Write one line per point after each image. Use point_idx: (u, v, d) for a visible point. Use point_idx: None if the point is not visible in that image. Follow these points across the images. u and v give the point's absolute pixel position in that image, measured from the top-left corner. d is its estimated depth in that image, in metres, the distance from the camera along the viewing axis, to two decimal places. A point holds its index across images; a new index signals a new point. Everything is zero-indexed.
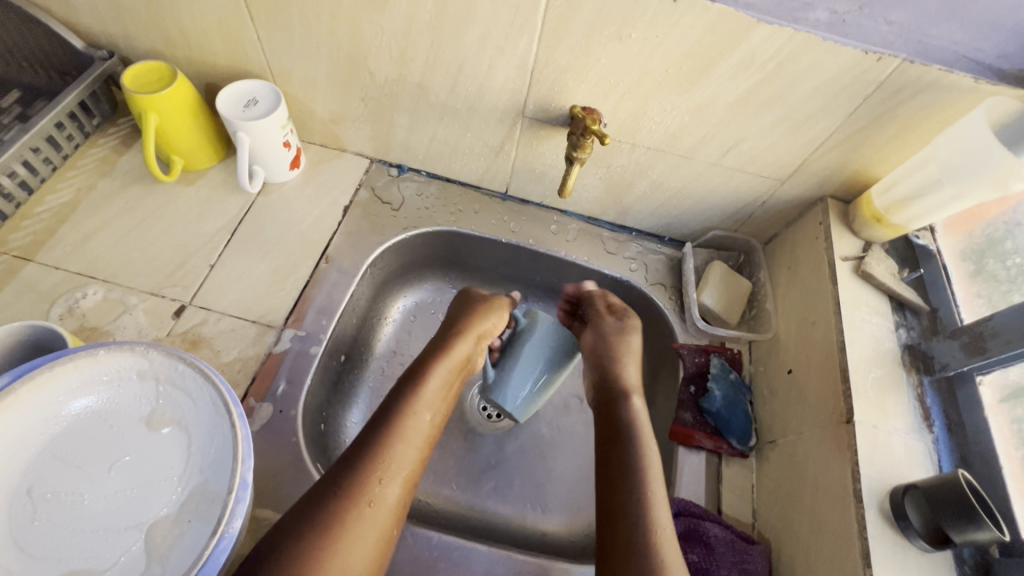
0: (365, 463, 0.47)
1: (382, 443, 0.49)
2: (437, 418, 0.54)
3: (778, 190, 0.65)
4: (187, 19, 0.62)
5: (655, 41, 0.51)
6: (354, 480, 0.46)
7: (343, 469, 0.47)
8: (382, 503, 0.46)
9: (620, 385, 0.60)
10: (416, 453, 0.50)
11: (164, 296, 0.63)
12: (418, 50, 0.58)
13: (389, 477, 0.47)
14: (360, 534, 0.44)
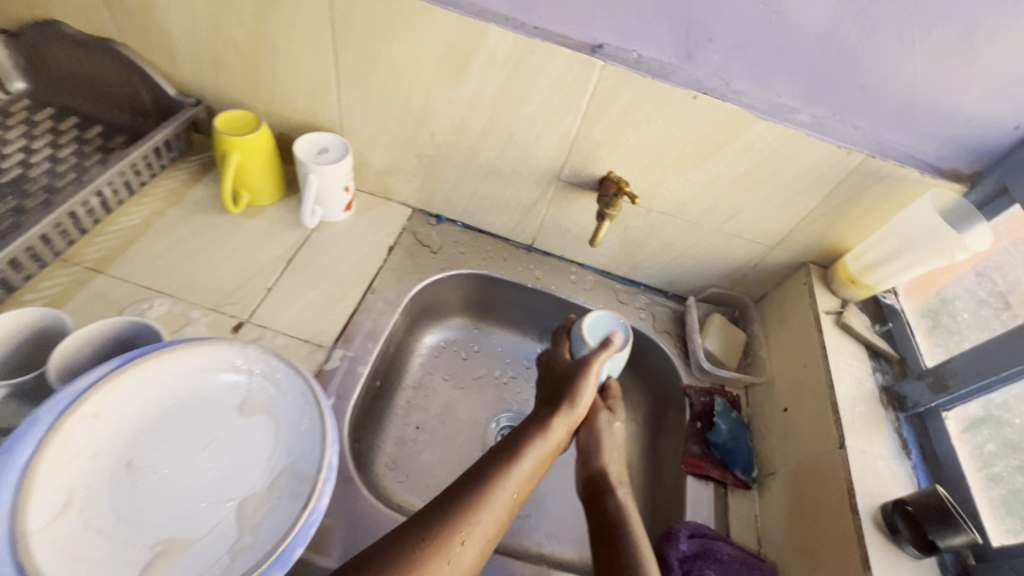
0: (456, 510, 0.48)
1: (477, 500, 0.49)
2: (524, 491, 0.53)
3: (768, 255, 0.77)
4: (279, 79, 0.73)
5: (677, 127, 0.64)
6: (437, 527, 0.46)
7: (435, 520, 0.47)
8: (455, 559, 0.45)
9: (601, 477, 0.62)
10: (498, 519, 0.49)
11: (224, 312, 0.68)
12: (478, 120, 0.70)
13: (476, 530, 0.47)
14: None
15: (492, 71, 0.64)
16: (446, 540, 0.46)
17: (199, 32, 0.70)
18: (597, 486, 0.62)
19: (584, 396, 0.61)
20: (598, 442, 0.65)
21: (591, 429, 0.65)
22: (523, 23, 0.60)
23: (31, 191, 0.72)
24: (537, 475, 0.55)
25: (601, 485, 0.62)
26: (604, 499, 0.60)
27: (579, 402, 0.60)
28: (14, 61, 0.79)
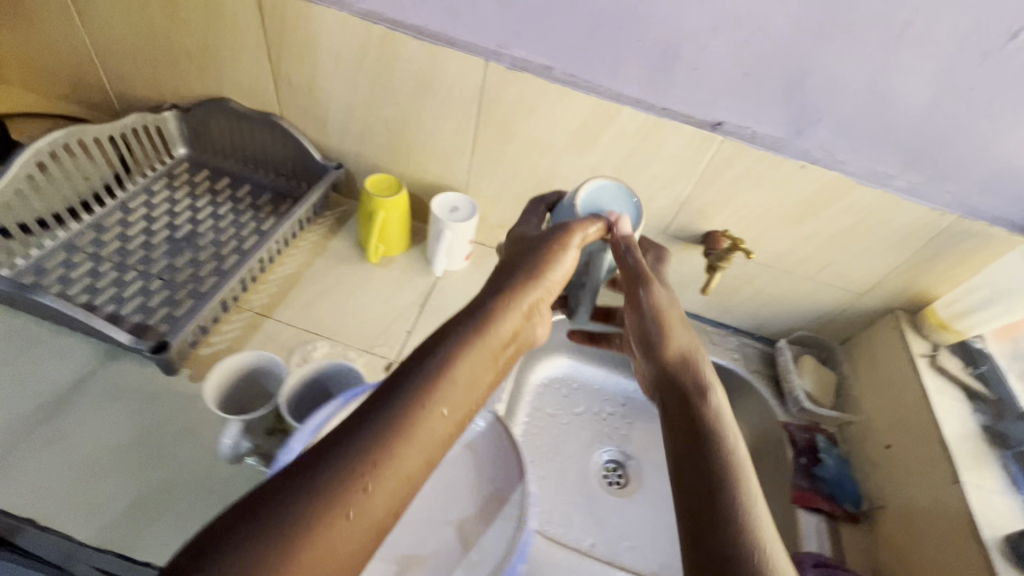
0: (376, 445, 0.33)
1: (387, 421, 0.34)
2: (461, 416, 0.37)
3: (857, 301, 0.83)
4: (419, 146, 0.83)
5: (785, 190, 0.72)
6: (350, 457, 0.32)
7: (352, 432, 0.33)
8: (357, 498, 0.31)
9: (681, 367, 0.51)
10: (427, 453, 0.35)
11: (376, 353, 0.76)
12: (597, 183, 0.79)
13: (386, 461, 0.32)
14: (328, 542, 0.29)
15: (619, 143, 0.73)
16: (369, 470, 0.32)
17: (354, 107, 0.81)
18: (683, 387, 0.49)
19: (558, 270, 0.50)
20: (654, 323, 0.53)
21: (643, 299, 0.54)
22: (653, 104, 0.69)
23: (203, 245, 0.81)
24: (484, 386, 0.40)
25: (682, 381, 0.50)
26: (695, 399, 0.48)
27: (546, 275, 0.49)
28: (181, 130, 0.91)
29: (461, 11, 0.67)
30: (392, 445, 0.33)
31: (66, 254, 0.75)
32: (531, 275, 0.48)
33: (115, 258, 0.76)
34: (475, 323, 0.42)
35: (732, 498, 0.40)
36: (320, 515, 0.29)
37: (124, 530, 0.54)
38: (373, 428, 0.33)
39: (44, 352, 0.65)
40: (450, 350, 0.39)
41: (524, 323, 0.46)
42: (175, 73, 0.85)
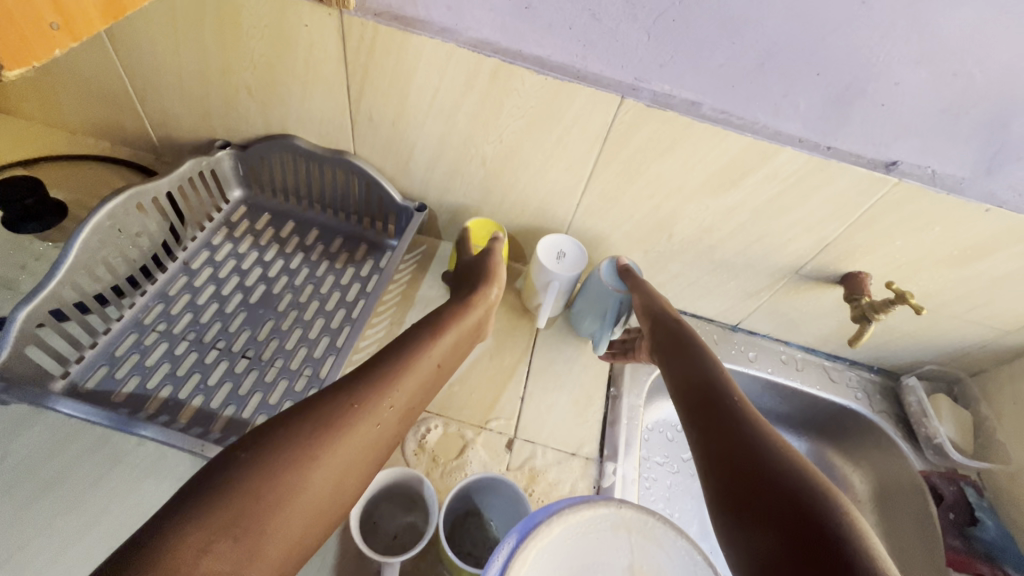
0: (352, 403, 0.46)
1: (373, 375, 0.49)
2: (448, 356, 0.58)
3: (1004, 337, 0.76)
4: (520, 186, 0.73)
5: (956, 232, 0.63)
6: (334, 412, 0.45)
7: (355, 382, 0.48)
8: (378, 415, 0.47)
9: (674, 319, 0.65)
10: (423, 380, 0.53)
11: (493, 429, 0.68)
12: (729, 224, 0.70)
13: (373, 423, 0.46)
14: (323, 472, 0.42)
15: (766, 184, 0.64)
16: (349, 423, 0.45)
17: (446, 144, 0.70)
18: (668, 330, 0.64)
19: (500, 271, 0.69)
20: (650, 297, 0.68)
21: (637, 285, 0.70)
22: (817, 144, 0.59)
23: (282, 309, 0.73)
24: (459, 346, 0.61)
25: (673, 325, 0.64)
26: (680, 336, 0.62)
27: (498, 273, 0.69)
28: (236, 170, 0.80)
29: (596, 39, 0.56)
30: (369, 403, 0.47)
31: (136, 335, 0.66)
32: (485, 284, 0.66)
33: (191, 335, 0.67)
34: (453, 309, 0.62)
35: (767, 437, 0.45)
36: (305, 452, 0.41)
37: None
38: (353, 394, 0.47)
39: (138, 464, 0.57)
40: (422, 344, 0.55)
41: (479, 318, 0.64)
42: (231, 109, 0.73)
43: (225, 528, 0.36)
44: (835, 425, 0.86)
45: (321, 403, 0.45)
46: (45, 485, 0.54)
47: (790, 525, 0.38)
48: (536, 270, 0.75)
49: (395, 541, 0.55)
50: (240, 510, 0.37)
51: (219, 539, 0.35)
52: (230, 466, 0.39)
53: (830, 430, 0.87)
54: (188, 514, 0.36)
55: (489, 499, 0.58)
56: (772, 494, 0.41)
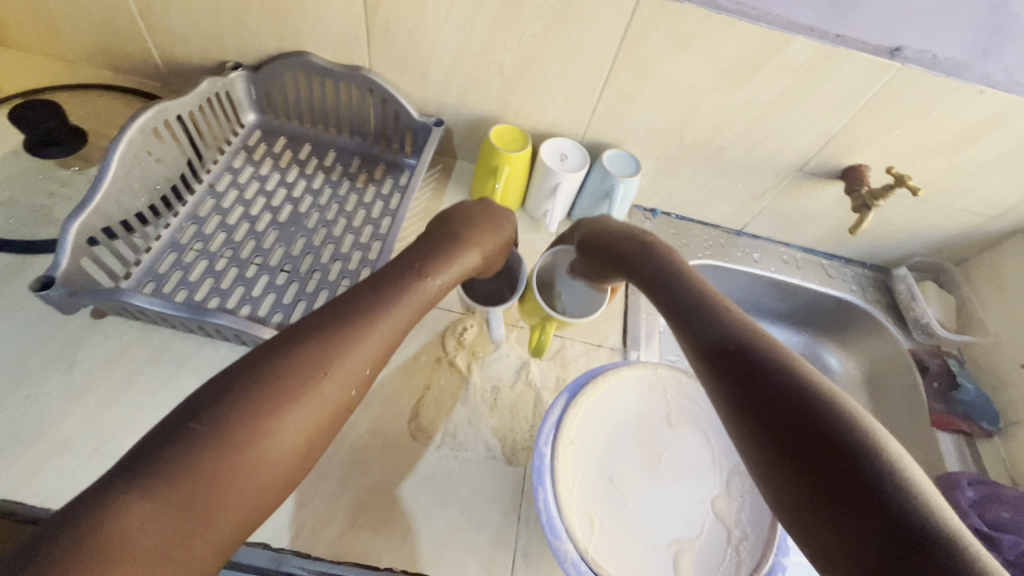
0: (336, 339, 0.42)
1: (363, 304, 0.45)
2: (448, 278, 0.53)
3: (986, 224, 0.82)
4: (537, 94, 0.74)
5: (951, 117, 0.68)
6: (312, 353, 0.41)
7: (342, 316, 0.44)
8: (359, 350, 0.43)
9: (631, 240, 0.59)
10: (412, 312, 0.48)
11: (524, 327, 0.73)
12: (738, 123, 0.73)
13: (358, 365, 0.42)
14: (289, 421, 0.38)
15: (776, 78, 0.67)
16: (287, 398, 0.38)
17: (464, 54, 0.71)
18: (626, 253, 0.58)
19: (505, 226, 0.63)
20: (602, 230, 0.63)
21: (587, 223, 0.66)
22: (826, 32, 0.61)
23: (312, 226, 0.75)
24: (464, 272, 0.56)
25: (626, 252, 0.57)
26: (636, 259, 0.56)
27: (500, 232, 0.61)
28: (248, 93, 0.79)
29: None
30: (342, 345, 0.42)
31: (176, 253, 0.68)
32: (493, 226, 0.61)
33: (228, 252, 0.70)
34: (457, 237, 0.57)
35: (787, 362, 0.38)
36: (262, 417, 0.37)
37: (358, 536, 0.54)
38: (332, 330, 0.42)
39: (200, 367, 0.61)
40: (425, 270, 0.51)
41: (483, 264, 0.60)
42: (242, 25, 0.72)
43: (137, 560, 0.30)
44: (830, 318, 0.93)
45: (294, 340, 0.41)
46: (118, 387, 0.58)
47: (837, 483, 0.31)
48: (541, 175, 0.77)
49: (489, 297, 0.67)
50: (153, 529, 0.32)
51: (164, 504, 0.32)
52: (126, 479, 0.32)
53: (825, 323, 0.94)
54: (143, 474, 0.33)
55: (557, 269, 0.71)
56: (797, 436, 0.33)
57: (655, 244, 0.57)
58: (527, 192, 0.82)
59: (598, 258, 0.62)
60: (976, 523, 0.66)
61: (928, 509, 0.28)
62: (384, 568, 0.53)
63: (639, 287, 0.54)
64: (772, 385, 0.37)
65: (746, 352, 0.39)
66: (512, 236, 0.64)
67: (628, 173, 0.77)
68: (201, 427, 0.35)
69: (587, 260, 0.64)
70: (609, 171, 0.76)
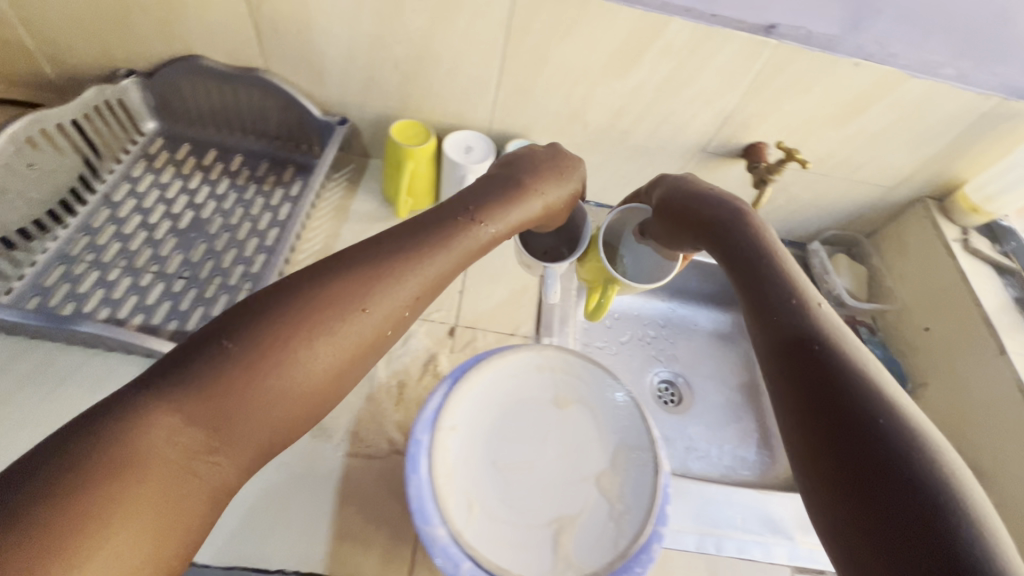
0: (380, 279, 0.37)
1: (408, 241, 0.40)
2: (504, 226, 0.46)
3: (888, 194, 0.85)
4: (436, 88, 0.75)
5: (834, 91, 0.70)
6: (348, 287, 0.36)
7: (384, 246, 0.39)
8: (407, 287, 0.38)
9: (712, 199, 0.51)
10: (468, 255, 0.43)
11: (435, 320, 0.73)
12: (636, 106, 0.74)
13: (400, 306, 0.38)
14: (322, 353, 0.34)
15: (662, 60, 0.68)
16: (315, 331, 0.34)
17: (357, 50, 0.71)
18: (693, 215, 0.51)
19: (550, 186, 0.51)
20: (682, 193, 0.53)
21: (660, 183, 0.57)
22: (701, 13, 0.62)
23: (214, 231, 0.73)
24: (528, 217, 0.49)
25: (698, 207, 0.51)
26: (714, 225, 0.48)
27: (540, 186, 0.50)
28: (146, 100, 0.78)
29: None
30: (388, 282, 0.37)
31: (64, 266, 0.66)
32: (556, 169, 0.53)
33: (122, 262, 0.68)
34: (521, 176, 0.50)
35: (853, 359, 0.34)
36: (288, 351, 0.33)
37: (249, 541, 0.53)
38: (377, 263, 0.38)
39: (87, 379, 0.59)
40: (466, 214, 0.44)
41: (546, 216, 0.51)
42: (127, 30, 0.71)
43: (151, 476, 0.29)
44: None
45: (333, 267, 0.37)
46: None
47: (877, 480, 0.27)
48: (448, 168, 0.77)
49: (545, 255, 0.60)
50: (180, 442, 0.30)
51: (193, 427, 0.31)
52: (152, 386, 0.31)
53: None
54: (166, 391, 0.31)
55: (625, 224, 0.61)
56: (847, 435, 0.30)
57: (746, 212, 0.49)
58: (439, 187, 0.82)
59: (667, 215, 0.53)
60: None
61: (981, 534, 0.24)
62: (275, 571, 0.51)
63: (723, 264, 0.47)
64: (822, 372, 0.33)
65: (832, 353, 0.34)
66: (579, 188, 0.55)
67: None
68: (226, 352, 0.32)
69: (664, 221, 0.54)
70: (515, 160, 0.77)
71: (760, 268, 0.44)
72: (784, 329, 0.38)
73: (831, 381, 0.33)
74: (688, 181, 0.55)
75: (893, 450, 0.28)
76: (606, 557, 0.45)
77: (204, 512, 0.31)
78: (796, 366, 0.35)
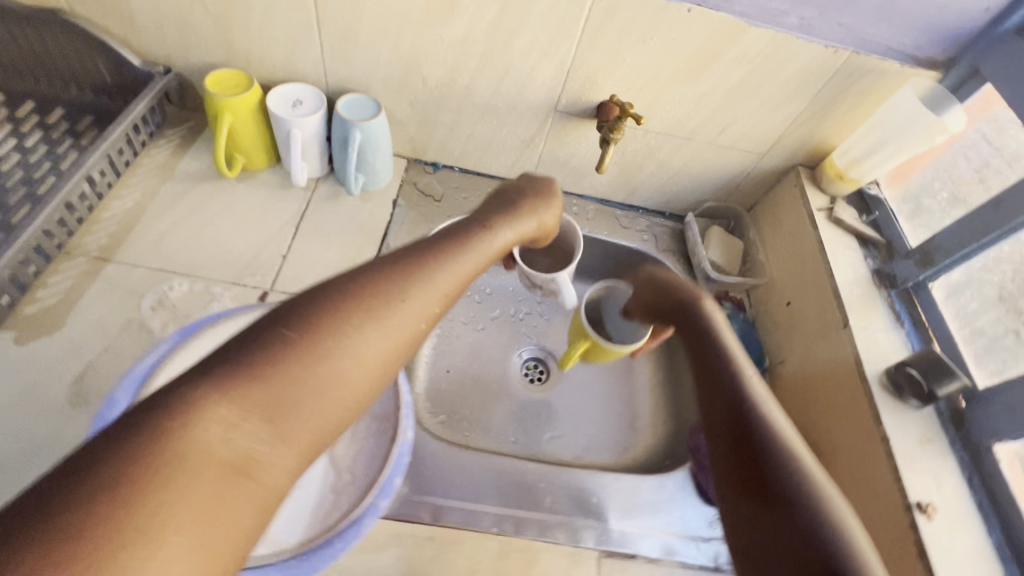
0: (388, 288, 0.38)
1: (388, 263, 0.40)
2: (502, 243, 0.50)
3: (759, 162, 0.80)
4: (255, 36, 0.69)
5: (673, 41, 0.64)
6: (374, 291, 0.37)
7: (383, 263, 0.40)
8: (430, 296, 0.40)
9: (689, 291, 0.61)
10: (452, 283, 0.42)
11: (246, 284, 0.67)
12: (470, 57, 0.69)
13: (415, 320, 0.38)
14: (361, 343, 0.35)
15: (483, 3, 0.63)
16: (351, 323, 0.35)
17: None
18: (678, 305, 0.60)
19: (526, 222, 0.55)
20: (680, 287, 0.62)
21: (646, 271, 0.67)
22: None
23: (8, 185, 0.68)
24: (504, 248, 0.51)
25: (679, 296, 0.61)
26: (691, 310, 0.58)
27: (523, 221, 0.54)
28: None
29: None
30: (405, 288, 0.38)
31: None
32: (538, 199, 0.58)
33: None
34: (485, 218, 0.52)
35: (794, 462, 0.42)
36: (302, 356, 0.33)
37: None
38: (376, 275, 0.38)
39: None
40: (451, 245, 0.44)
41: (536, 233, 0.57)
42: None
43: (204, 472, 0.28)
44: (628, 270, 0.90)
45: (357, 272, 0.38)
46: None
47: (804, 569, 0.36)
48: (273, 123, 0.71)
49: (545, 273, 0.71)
50: (234, 438, 0.30)
51: (248, 418, 0.31)
52: (211, 372, 0.31)
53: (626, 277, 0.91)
54: (188, 388, 0.30)
55: (605, 301, 0.73)
56: (775, 508, 0.40)
57: (711, 305, 0.58)
58: (275, 145, 0.76)
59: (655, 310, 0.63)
60: (701, 481, 0.64)
61: None
62: None
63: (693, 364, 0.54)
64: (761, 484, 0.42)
65: (773, 443, 0.43)
66: (559, 213, 0.61)
67: (367, 117, 0.72)
68: (247, 353, 0.32)
69: (642, 303, 0.65)
70: (345, 116, 0.71)
71: (721, 360, 0.52)
72: (719, 416, 0.47)
73: (780, 491, 0.41)
74: (545, 206, 0.58)
75: (811, 544, 0.37)
76: (318, 525, 0.48)
77: (252, 521, 0.30)
78: (740, 459, 0.44)
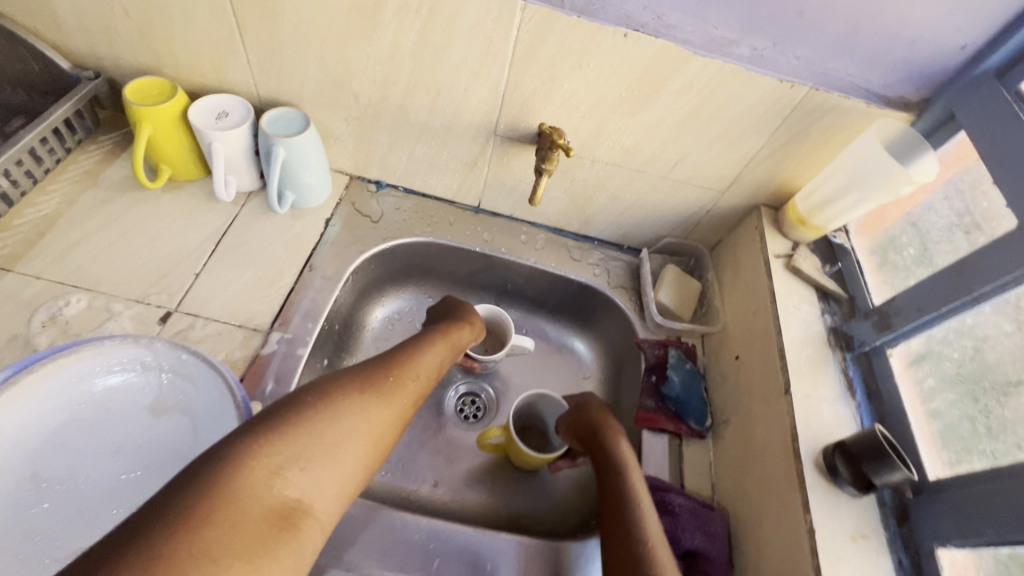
0: (382, 377, 0.50)
1: (382, 358, 0.53)
2: (435, 363, 0.58)
3: (719, 199, 0.74)
4: (179, 44, 0.66)
5: (612, 67, 0.59)
6: (375, 377, 0.50)
7: (375, 360, 0.53)
8: (410, 382, 0.53)
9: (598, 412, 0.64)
10: (423, 379, 0.55)
11: (150, 303, 0.64)
12: (400, 75, 0.65)
13: (402, 401, 0.51)
14: (362, 422, 0.46)
15: (405, 20, 0.58)
16: (359, 400, 0.47)
17: None
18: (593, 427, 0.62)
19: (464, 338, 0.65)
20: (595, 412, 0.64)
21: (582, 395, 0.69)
22: None
23: None
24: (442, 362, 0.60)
25: (586, 404, 0.66)
26: (602, 431, 0.61)
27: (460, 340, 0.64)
28: None
29: None
30: (396, 376, 0.52)
31: None
32: (467, 313, 0.70)
33: None
34: (438, 330, 0.63)
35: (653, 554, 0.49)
36: (324, 423, 0.44)
37: None
38: (375, 368, 0.51)
39: None
40: (426, 343, 0.59)
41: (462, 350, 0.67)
42: None
43: (256, 511, 0.37)
44: (578, 305, 0.84)
45: (362, 366, 0.51)
46: None
47: None
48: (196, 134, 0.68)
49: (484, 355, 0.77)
50: (275, 484, 0.39)
51: (285, 468, 0.40)
52: (250, 433, 0.41)
53: (575, 312, 0.85)
54: (236, 447, 0.39)
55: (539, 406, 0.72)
56: None
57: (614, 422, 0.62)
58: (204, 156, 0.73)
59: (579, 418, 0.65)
60: None
61: None
62: None
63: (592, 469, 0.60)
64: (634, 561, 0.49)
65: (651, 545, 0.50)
66: (478, 331, 0.70)
67: (292, 133, 0.68)
68: (280, 417, 0.42)
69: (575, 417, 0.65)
70: (267, 131, 0.67)
71: (614, 473, 0.57)
72: (620, 504, 0.54)
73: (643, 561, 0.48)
74: (469, 330, 0.67)
75: None
76: None
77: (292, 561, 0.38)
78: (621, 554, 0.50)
